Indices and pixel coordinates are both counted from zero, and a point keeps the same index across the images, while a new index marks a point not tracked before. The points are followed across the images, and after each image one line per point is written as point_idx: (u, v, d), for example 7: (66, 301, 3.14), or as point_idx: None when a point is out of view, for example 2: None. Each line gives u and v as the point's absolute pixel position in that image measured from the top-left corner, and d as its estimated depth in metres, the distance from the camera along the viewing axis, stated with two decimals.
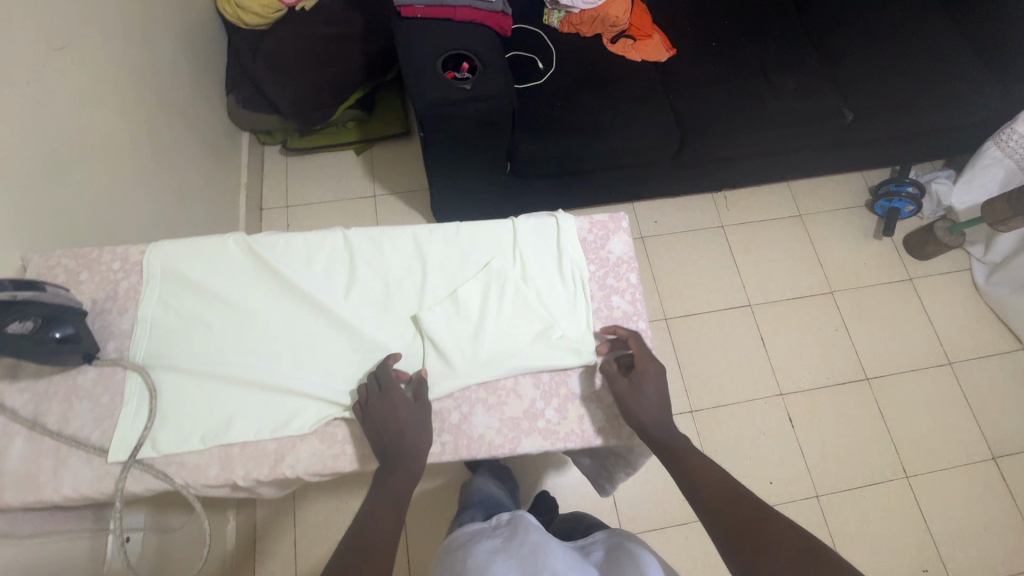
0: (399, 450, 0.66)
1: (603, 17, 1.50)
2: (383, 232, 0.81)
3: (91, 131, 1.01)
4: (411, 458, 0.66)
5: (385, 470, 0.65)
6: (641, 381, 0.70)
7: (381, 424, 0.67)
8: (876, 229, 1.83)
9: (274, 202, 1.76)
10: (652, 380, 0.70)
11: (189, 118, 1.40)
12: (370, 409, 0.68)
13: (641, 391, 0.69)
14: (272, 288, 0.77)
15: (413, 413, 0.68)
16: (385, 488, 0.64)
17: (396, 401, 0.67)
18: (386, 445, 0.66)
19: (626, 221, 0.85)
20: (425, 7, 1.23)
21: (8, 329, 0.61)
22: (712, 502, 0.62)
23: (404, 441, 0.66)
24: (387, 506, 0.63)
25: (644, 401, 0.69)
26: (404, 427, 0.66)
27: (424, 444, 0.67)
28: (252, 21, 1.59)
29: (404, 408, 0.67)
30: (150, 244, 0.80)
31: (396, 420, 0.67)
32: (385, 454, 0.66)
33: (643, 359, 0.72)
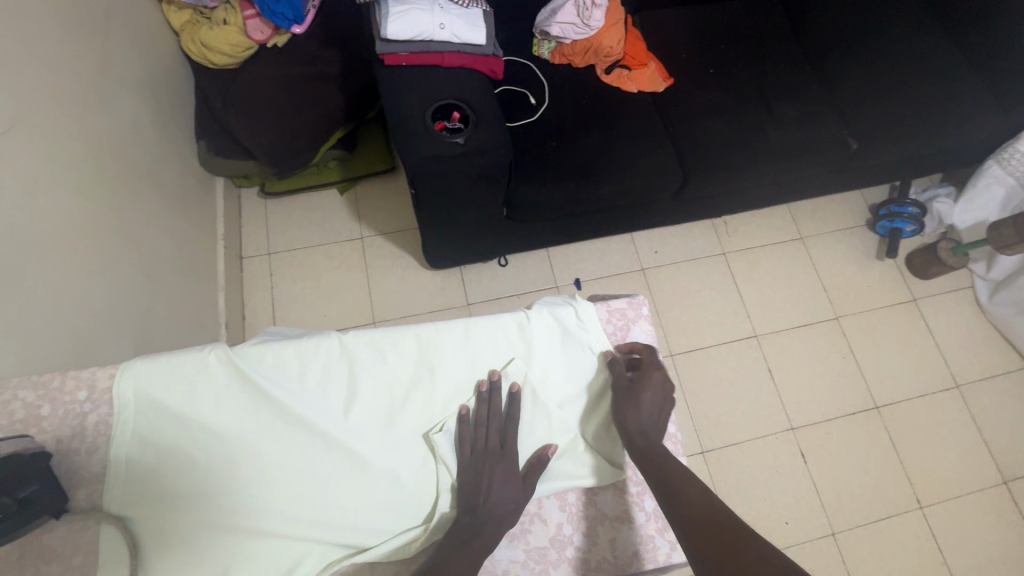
0: (492, 511, 0.63)
1: (596, 47, 1.43)
2: (385, 334, 0.73)
3: (42, 216, 0.91)
4: (500, 526, 0.62)
5: (466, 536, 0.61)
6: (642, 388, 0.70)
7: (476, 480, 0.65)
8: (879, 249, 1.80)
9: (255, 250, 1.66)
10: (655, 388, 0.70)
11: (156, 177, 1.30)
12: (475, 458, 0.67)
13: (640, 396, 0.69)
14: (263, 410, 0.69)
15: (514, 490, 0.65)
16: (463, 552, 0.60)
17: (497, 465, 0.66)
18: (476, 504, 0.64)
19: (646, 306, 0.79)
20: (410, 54, 1.13)
21: None
22: (686, 515, 0.57)
23: (482, 508, 0.63)
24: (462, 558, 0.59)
25: (642, 404, 0.69)
26: (505, 496, 0.64)
27: (513, 515, 0.64)
28: (219, 61, 1.48)
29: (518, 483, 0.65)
30: (120, 363, 0.70)
31: (505, 484, 0.65)
32: (472, 511, 0.63)
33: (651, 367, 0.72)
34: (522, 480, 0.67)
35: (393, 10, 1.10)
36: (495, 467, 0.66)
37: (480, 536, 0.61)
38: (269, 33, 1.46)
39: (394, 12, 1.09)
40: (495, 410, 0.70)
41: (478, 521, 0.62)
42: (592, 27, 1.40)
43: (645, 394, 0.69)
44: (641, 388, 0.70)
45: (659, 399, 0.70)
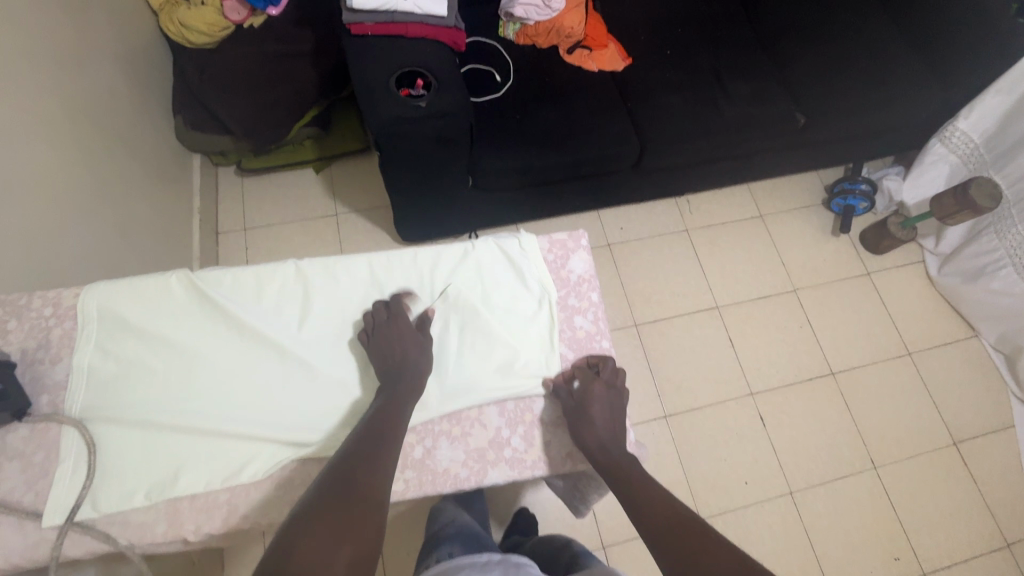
0: (403, 361, 0.70)
1: (558, 28, 1.51)
2: (338, 259, 0.79)
3: (14, 162, 0.96)
4: (414, 375, 0.70)
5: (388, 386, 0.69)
6: (591, 405, 0.70)
7: (382, 347, 0.71)
8: (834, 226, 1.88)
9: (231, 225, 1.70)
10: (607, 401, 0.71)
11: (132, 145, 1.35)
12: (373, 331, 0.73)
13: (590, 415, 0.69)
14: (220, 326, 0.74)
15: (416, 343, 0.72)
16: (391, 397, 0.67)
17: (397, 328, 0.73)
18: (389, 363, 0.70)
19: (585, 239, 0.84)
20: (375, 25, 1.19)
21: None
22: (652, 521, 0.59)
23: (396, 365, 0.70)
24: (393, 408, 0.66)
25: (595, 417, 0.69)
26: (408, 348, 0.71)
27: (425, 360, 0.72)
28: (198, 40, 1.54)
29: (411, 335, 0.72)
30: (85, 286, 0.75)
31: (402, 346, 0.71)
32: (388, 373, 0.70)
33: (595, 376, 0.73)
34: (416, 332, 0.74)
35: None
36: (393, 333, 0.72)
37: (400, 385, 0.68)
38: (245, 14, 1.53)
39: None
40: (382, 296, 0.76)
41: (390, 374, 0.69)
42: (552, 8, 1.48)
43: (596, 409, 0.70)
44: (591, 405, 0.70)
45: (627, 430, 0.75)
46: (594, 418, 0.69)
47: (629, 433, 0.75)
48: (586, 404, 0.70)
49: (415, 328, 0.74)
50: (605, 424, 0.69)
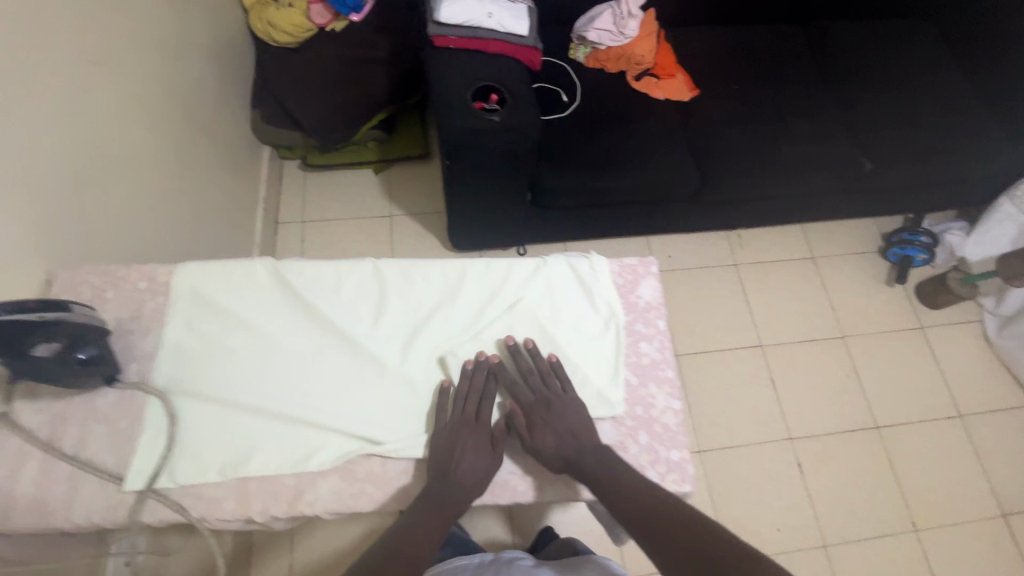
0: (460, 480, 0.66)
1: (629, 55, 1.53)
2: (415, 263, 0.81)
3: (117, 141, 1.02)
4: (463, 492, 0.66)
5: (433, 495, 0.66)
6: (536, 431, 0.69)
7: (448, 452, 0.68)
8: (889, 275, 1.84)
9: (290, 217, 1.76)
10: (550, 418, 0.70)
11: (214, 132, 1.41)
12: (452, 424, 0.70)
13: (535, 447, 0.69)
14: (299, 316, 0.76)
15: (482, 459, 0.68)
16: (435, 510, 0.65)
17: (474, 438, 0.69)
18: (449, 474, 0.67)
19: (655, 266, 0.85)
20: (459, 38, 1.22)
21: (37, 352, 0.62)
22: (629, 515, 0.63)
23: (452, 473, 0.67)
24: (430, 529, 0.63)
25: (544, 443, 0.69)
26: (475, 465, 0.67)
27: (480, 480, 0.67)
28: (282, 40, 1.61)
29: (487, 450, 0.69)
30: (178, 264, 0.79)
31: (473, 457, 0.68)
32: (444, 480, 0.66)
33: (529, 399, 0.72)
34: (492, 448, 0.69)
35: None
36: (468, 442, 0.69)
37: (445, 500, 0.65)
38: (329, 18, 1.59)
39: None
40: (478, 387, 0.72)
41: (442, 481, 0.66)
42: (626, 35, 1.51)
43: (545, 435, 0.69)
44: (537, 435, 0.69)
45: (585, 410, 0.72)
46: (545, 445, 0.69)
47: (688, 467, 0.72)
48: (532, 433, 0.69)
49: (491, 440, 0.70)
50: (556, 445, 0.69)
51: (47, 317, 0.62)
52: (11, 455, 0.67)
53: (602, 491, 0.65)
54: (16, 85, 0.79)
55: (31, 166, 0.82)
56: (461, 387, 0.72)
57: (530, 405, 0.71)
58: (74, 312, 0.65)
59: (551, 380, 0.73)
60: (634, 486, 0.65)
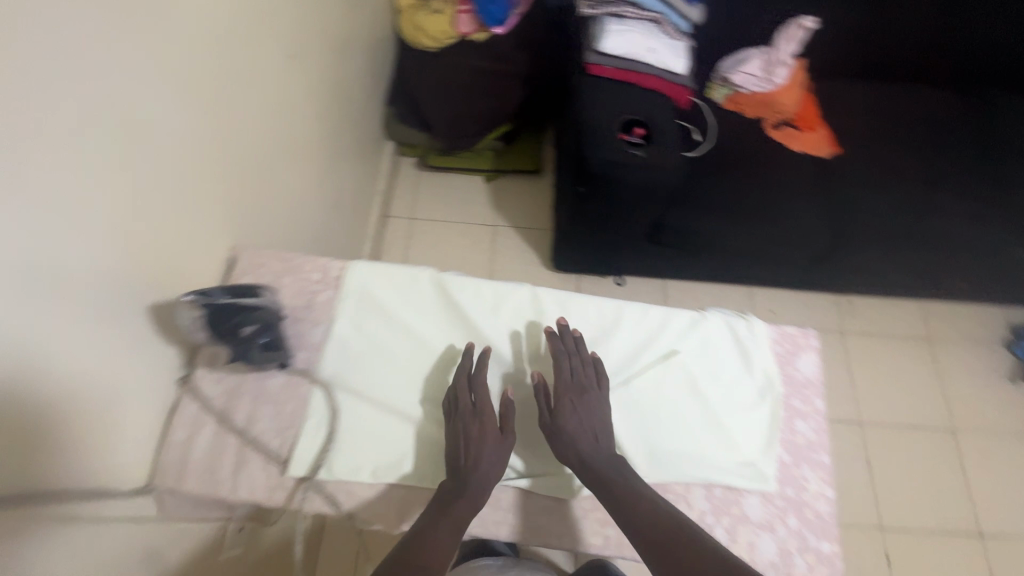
0: (474, 479, 0.65)
1: (771, 102, 1.48)
2: (572, 296, 0.81)
3: (294, 131, 1.08)
4: (481, 485, 0.64)
5: (452, 491, 0.64)
6: (563, 420, 0.68)
7: (462, 447, 0.67)
8: (1013, 371, 1.69)
9: (400, 212, 1.81)
10: (579, 412, 0.69)
11: (357, 125, 1.48)
12: (453, 415, 0.70)
13: (565, 431, 0.67)
14: (456, 330, 0.78)
15: (494, 447, 0.67)
16: (456, 505, 0.63)
17: (472, 428, 0.68)
18: (460, 466, 0.66)
19: (817, 340, 0.81)
20: (614, 69, 1.22)
21: (242, 330, 0.68)
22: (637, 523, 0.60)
23: (472, 469, 0.65)
24: (449, 528, 0.61)
25: (570, 432, 0.67)
26: (483, 453, 0.66)
27: (493, 472, 0.66)
28: (427, 43, 1.63)
29: (490, 434, 0.67)
30: (348, 261, 0.83)
31: (478, 446, 0.67)
32: (457, 475, 0.65)
33: (565, 387, 0.70)
34: (499, 431, 0.69)
35: (612, 27, 1.21)
36: (474, 431, 0.67)
37: (463, 496, 0.63)
38: (474, 28, 1.60)
39: (613, 30, 1.21)
40: (468, 378, 0.72)
41: (460, 477, 0.65)
42: (772, 82, 1.48)
43: (573, 422, 0.68)
44: (563, 418, 0.68)
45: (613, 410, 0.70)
46: (570, 435, 0.67)
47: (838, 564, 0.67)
48: (559, 417, 0.68)
49: (498, 427, 0.69)
50: (579, 435, 0.67)
51: (244, 307, 0.68)
52: (189, 421, 0.72)
53: (614, 502, 0.62)
54: (239, 77, 0.85)
55: (237, 148, 0.87)
56: (460, 377, 0.73)
57: (562, 391, 0.70)
58: (264, 297, 0.70)
59: (592, 371, 0.72)
60: (648, 500, 0.62)
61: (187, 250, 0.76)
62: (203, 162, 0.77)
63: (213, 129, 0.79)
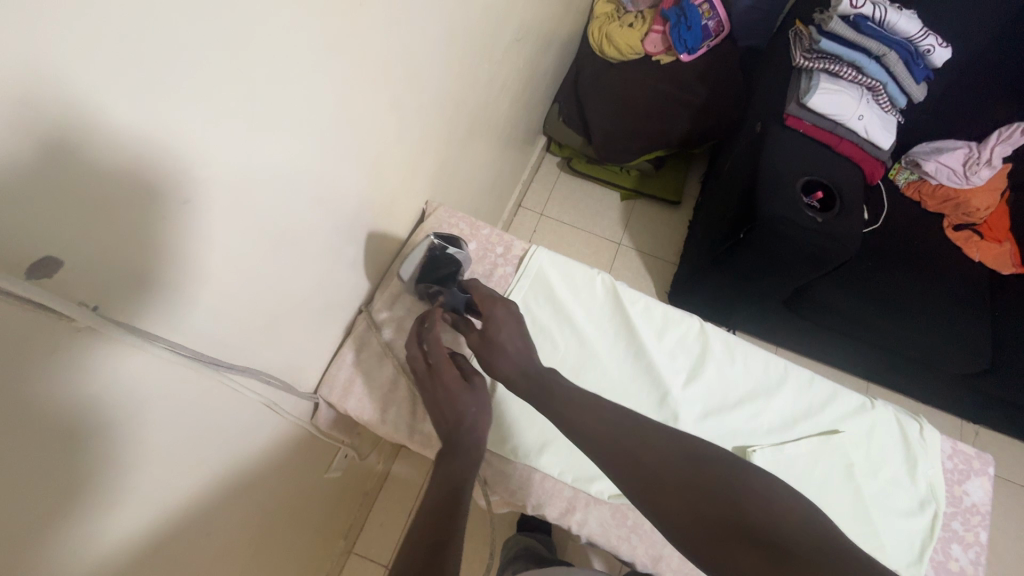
0: (461, 433, 0.64)
1: (962, 201, 1.36)
2: (740, 342, 0.79)
3: (494, 107, 1.13)
4: (474, 434, 0.65)
5: (447, 455, 0.63)
6: (493, 333, 0.68)
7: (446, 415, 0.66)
8: None
9: (532, 205, 1.86)
10: (503, 319, 0.70)
11: (528, 113, 1.53)
12: (426, 390, 0.68)
13: (501, 344, 0.68)
14: (618, 341, 0.79)
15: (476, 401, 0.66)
16: (455, 467, 0.61)
17: (445, 383, 0.67)
18: (451, 430, 0.64)
19: (994, 468, 0.75)
20: (812, 126, 1.19)
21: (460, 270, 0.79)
22: (596, 443, 0.59)
23: (460, 429, 0.64)
24: (442, 488, 0.58)
25: (509, 341, 0.68)
26: (461, 406, 0.65)
27: (474, 412, 0.66)
28: (609, 52, 1.67)
29: (464, 390, 0.66)
30: (530, 243, 0.86)
31: (455, 403, 0.66)
32: (449, 439, 0.64)
33: (494, 301, 0.71)
34: (462, 378, 0.67)
35: (825, 84, 1.17)
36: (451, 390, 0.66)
37: (461, 455, 0.62)
38: (660, 50, 1.63)
39: (824, 88, 1.16)
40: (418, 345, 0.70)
41: (453, 442, 0.64)
42: (971, 181, 1.36)
43: (504, 329, 0.68)
44: (493, 330, 0.69)
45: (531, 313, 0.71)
46: (511, 345, 0.68)
47: None
48: (490, 327, 0.69)
49: (461, 377, 0.67)
50: (521, 353, 0.68)
51: (460, 263, 0.79)
52: (365, 345, 0.80)
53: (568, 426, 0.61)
54: (477, 47, 0.91)
55: (455, 112, 0.94)
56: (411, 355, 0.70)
57: (483, 302, 0.71)
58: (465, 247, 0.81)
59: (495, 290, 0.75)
60: (584, 404, 0.62)
61: (399, 193, 0.83)
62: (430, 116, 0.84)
63: (444, 88, 0.85)
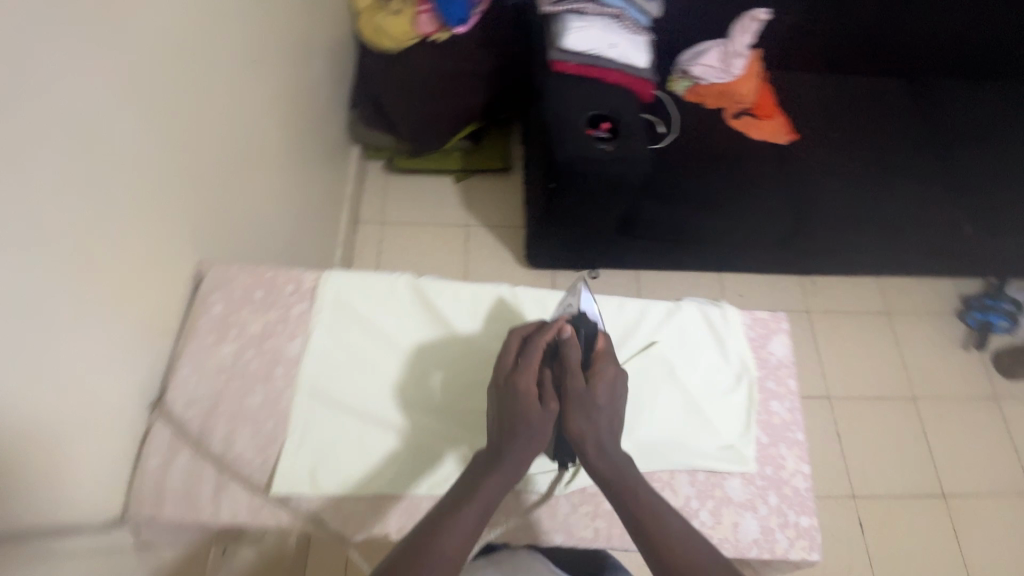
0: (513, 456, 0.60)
1: (730, 92, 1.51)
2: (551, 295, 0.82)
3: (257, 136, 1.04)
4: (518, 461, 0.60)
5: (475, 472, 0.60)
6: (597, 384, 0.63)
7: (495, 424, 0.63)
8: (966, 339, 1.77)
9: (370, 217, 1.79)
10: (611, 384, 0.64)
11: (321, 129, 1.44)
12: (502, 388, 0.63)
13: (594, 402, 0.62)
14: (437, 335, 0.78)
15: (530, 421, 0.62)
16: (487, 487, 0.58)
17: (527, 398, 0.61)
18: (502, 444, 0.61)
19: (787, 322, 0.84)
20: (576, 66, 1.25)
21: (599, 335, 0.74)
22: (646, 529, 0.57)
23: (502, 449, 0.60)
24: (469, 516, 0.56)
25: (602, 399, 0.63)
26: (525, 429, 0.60)
27: (533, 447, 0.61)
28: (387, 44, 1.58)
29: (534, 410, 0.60)
30: (321, 271, 0.82)
31: (520, 417, 0.61)
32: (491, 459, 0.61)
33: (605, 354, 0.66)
34: (541, 404, 0.61)
35: (573, 24, 1.23)
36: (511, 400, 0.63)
37: (491, 477, 0.59)
38: (435, 28, 1.57)
39: (573, 27, 1.22)
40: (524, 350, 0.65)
41: (494, 458, 0.60)
42: (731, 73, 1.51)
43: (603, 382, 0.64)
44: (593, 390, 0.63)
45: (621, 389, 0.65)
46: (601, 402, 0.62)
47: (816, 535, 0.71)
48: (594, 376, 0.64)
49: (541, 397, 0.62)
50: (608, 412, 0.63)
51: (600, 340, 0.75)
52: (166, 446, 0.70)
53: (623, 505, 0.58)
54: (195, 83, 0.82)
55: (201, 159, 0.84)
56: (513, 351, 0.66)
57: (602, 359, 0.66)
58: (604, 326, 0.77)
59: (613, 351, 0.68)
60: (663, 521, 0.57)
61: (157, 267, 0.73)
62: (165, 174, 0.74)
63: (171, 140, 0.75)
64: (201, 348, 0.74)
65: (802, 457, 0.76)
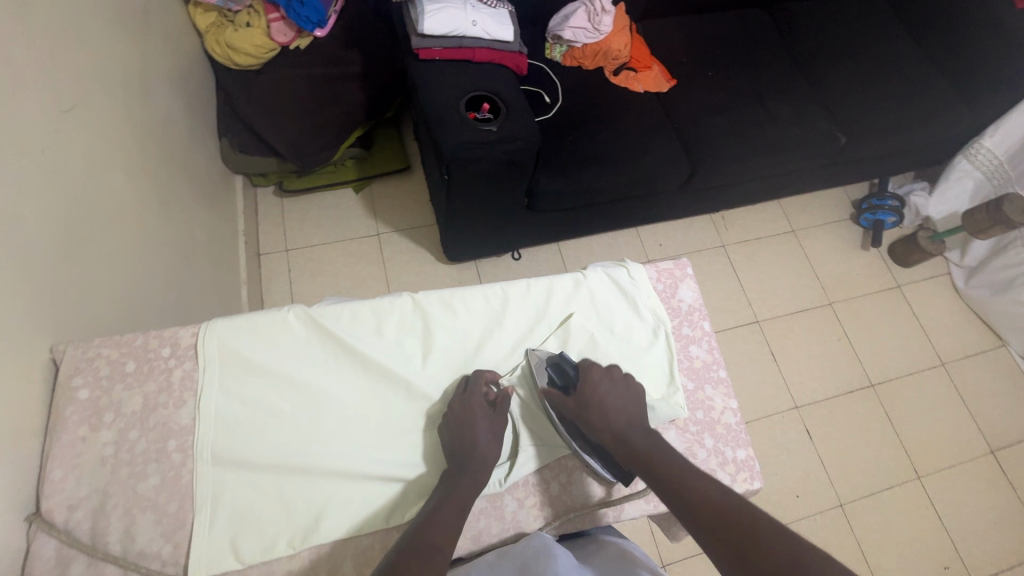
0: (477, 454, 0.68)
1: (605, 50, 1.50)
2: (456, 293, 0.81)
3: (103, 191, 0.92)
4: (484, 458, 0.68)
5: (454, 474, 0.67)
6: (593, 390, 0.71)
7: (462, 428, 0.70)
8: (864, 240, 1.91)
9: (272, 247, 1.67)
10: (606, 382, 0.71)
11: (188, 167, 1.33)
12: (461, 399, 0.72)
13: (595, 404, 0.69)
14: (343, 363, 0.75)
15: (489, 422, 0.71)
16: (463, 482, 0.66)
17: (476, 410, 0.71)
18: (456, 446, 0.69)
19: (690, 267, 0.86)
20: (443, 50, 1.22)
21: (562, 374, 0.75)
22: (662, 477, 0.62)
23: (475, 449, 0.68)
24: (449, 513, 0.62)
25: (602, 404, 0.70)
26: (478, 431, 0.69)
27: (494, 450, 0.70)
28: (243, 61, 1.49)
29: (481, 412, 0.71)
30: (201, 324, 0.75)
31: (471, 423, 0.70)
32: (462, 457, 0.68)
33: (597, 366, 0.73)
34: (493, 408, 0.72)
35: (428, 8, 1.18)
36: (482, 409, 0.71)
37: (467, 475, 0.66)
38: (292, 36, 1.51)
39: (429, 10, 1.17)
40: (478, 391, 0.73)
41: (469, 456, 0.68)
42: (601, 31, 1.48)
43: (601, 388, 0.71)
44: (592, 397, 0.70)
45: (619, 396, 0.71)
46: (602, 408, 0.69)
47: (754, 463, 0.74)
48: (588, 383, 0.71)
49: (491, 401, 0.73)
50: (607, 409, 0.69)
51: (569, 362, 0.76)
52: (53, 562, 0.61)
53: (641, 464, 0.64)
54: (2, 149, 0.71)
55: (31, 232, 0.73)
56: (466, 380, 0.75)
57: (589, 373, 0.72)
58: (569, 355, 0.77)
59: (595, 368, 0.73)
60: (683, 473, 0.62)
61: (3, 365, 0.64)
62: None
63: None
64: (73, 443, 0.66)
65: (727, 392, 0.79)
